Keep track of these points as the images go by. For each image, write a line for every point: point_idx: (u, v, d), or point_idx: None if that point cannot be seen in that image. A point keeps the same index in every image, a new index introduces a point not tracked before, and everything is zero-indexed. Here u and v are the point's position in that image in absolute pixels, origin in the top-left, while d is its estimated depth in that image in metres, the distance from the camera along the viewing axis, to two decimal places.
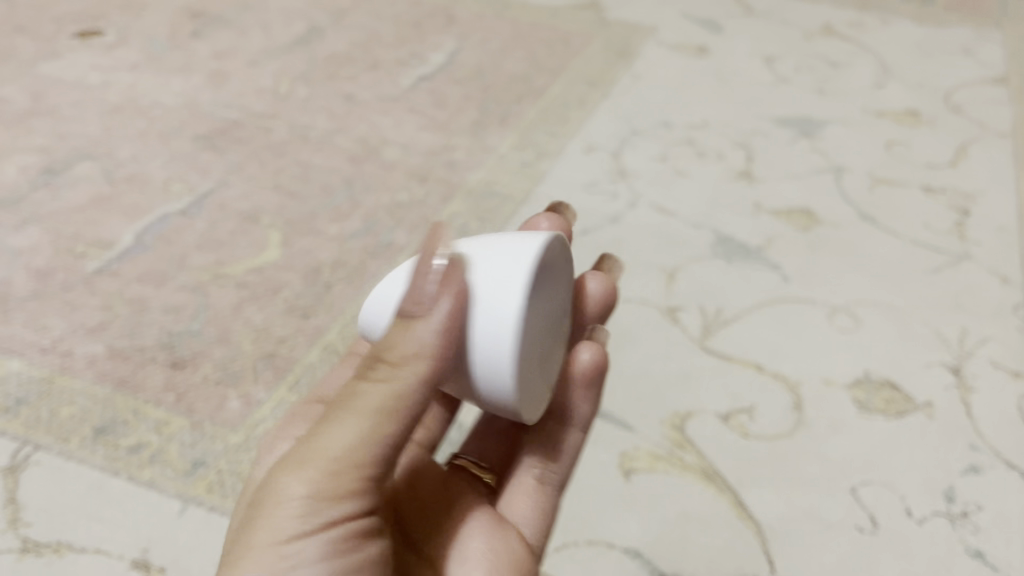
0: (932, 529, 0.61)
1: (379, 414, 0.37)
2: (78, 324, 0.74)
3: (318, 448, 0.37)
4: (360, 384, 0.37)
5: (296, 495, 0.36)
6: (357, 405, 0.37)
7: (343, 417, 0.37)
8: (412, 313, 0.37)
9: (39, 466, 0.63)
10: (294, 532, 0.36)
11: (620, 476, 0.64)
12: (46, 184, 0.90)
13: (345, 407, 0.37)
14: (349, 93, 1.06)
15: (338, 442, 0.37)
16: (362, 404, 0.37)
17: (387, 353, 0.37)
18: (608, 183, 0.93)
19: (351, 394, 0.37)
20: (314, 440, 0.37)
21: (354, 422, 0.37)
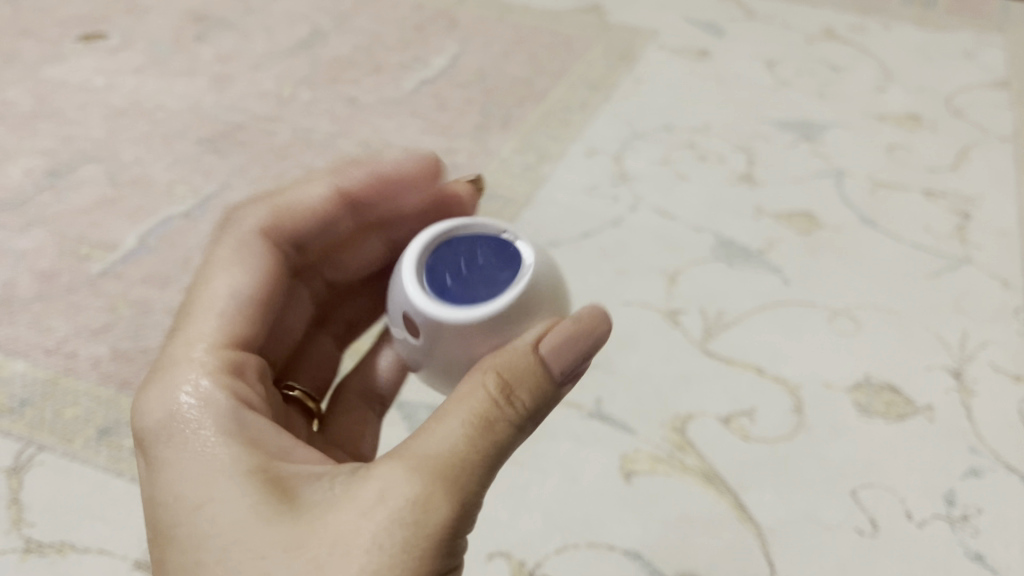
0: (932, 532, 0.61)
1: (497, 453, 0.39)
2: (82, 325, 0.74)
3: (448, 483, 0.37)
4: (490, 406, 0.39)
5: (423, 530, 0.36)
6: (486, 436, 0.39)
7: (473, 446, 0.38)
8: (543, 355, 0.42)
9: (44, 467, 0.64)
10: (410, 571, 0.36)
11: (621, 478, 0.64)
12: (51, 186, 0.91)
13: (476, 436, 0.39)
14: (351, 96, 1.07)
15: (467, 480, 0.38)
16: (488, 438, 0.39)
17: (520, 384, 0.40)
18: (609, 186, 0.93)
19: (485, 418, 0.39)
20: (431, 470, 0.38)
21: (482, 457, 0.38)
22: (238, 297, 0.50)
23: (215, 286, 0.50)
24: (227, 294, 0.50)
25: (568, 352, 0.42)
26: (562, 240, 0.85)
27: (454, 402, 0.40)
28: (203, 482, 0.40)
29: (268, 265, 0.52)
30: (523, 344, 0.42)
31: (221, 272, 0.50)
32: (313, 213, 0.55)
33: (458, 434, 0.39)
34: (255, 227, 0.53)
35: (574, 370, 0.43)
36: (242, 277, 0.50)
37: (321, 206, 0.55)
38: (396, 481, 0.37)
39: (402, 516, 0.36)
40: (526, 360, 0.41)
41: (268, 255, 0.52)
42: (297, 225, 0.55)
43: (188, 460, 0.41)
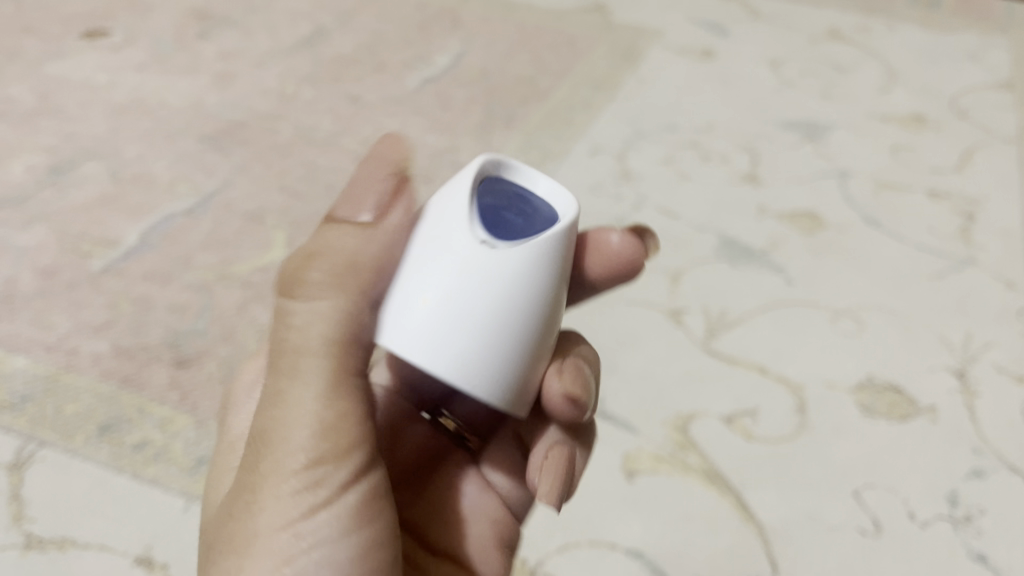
0: (934, 532, 0.61)
1: (334, 344, 0.40)
2: (83, 322, 0.74)
3: (298, 416, 0.40)
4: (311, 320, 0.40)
5: (294, 462, 0.40)
6: (315, 345, 0.40)
7: (300, 370, 0.40)
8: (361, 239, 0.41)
9: (44, 463, 0.64)
10: (294, 484, 0.40)
11: (622, 477, 0.64)
12: (53, 183, 0.91)
13: (296, 356, 0.40)
14: (354, 95, 1.06)
15: (312, 391, 0.40)
16: (318, 338, 0.40)
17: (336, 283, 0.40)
18: (613, 185, 0.93)
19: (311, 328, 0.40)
20: (285, 408, 0.40)
21: (320, 362, 0.40)
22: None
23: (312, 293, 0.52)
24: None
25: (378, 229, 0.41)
26: None
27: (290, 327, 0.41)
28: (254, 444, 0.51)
29: None
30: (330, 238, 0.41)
31: None
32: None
33: (292, 372, 0.41)
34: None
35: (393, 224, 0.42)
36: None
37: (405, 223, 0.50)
38: (266, 442, 0.41)
39: (279, 456, 0.40)
40: (327, 239, 0.41)
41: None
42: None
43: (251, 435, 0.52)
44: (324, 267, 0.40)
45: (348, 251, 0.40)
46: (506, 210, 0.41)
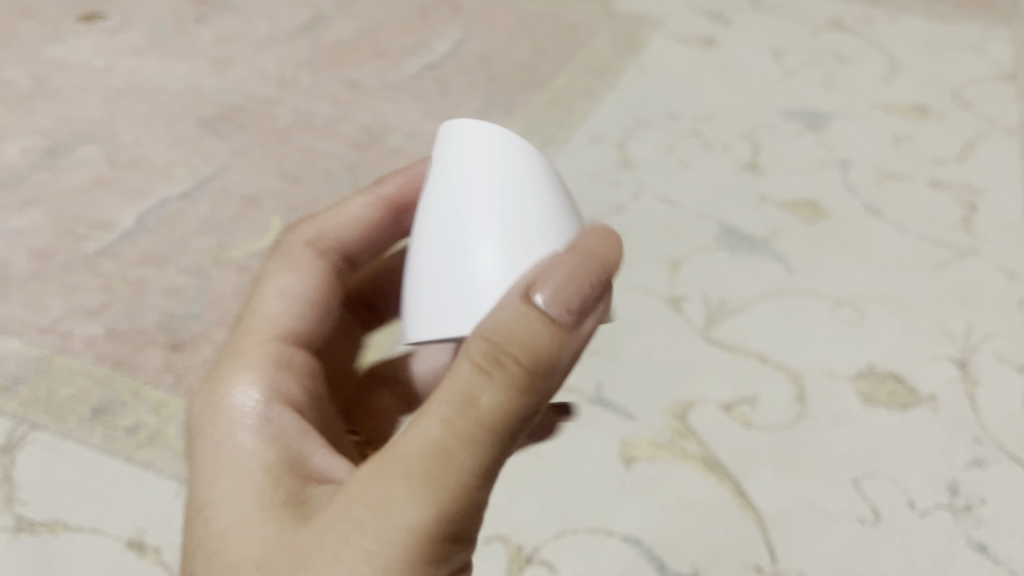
0: (934, 521, 0.61)
1: (493, 433, 0.33)
2: (78, 304, 0.74)
3: (426, 478, 0.32)
4: (476, 379, 0.33)
5: (398, 532, 0.32)
6: (482, 422, 0.33)
7: (448, 434, 0.33)
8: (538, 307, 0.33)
9: (37, 445, 0.63)
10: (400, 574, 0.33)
11: (620, 464, 0.64)
12: (49, 165, 0.90)
13: (455, 421, 0.33)
14: (353, 80, 1.05)
15: (457, 469, 0.33)
16: (487, 416, 0.33)
17: (513, 348, 0.32)
18: (612, 173, 0.92)
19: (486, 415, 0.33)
20: (404, 450, 0.33)
21: (479, 443, 0.33)
22: (286, 301, 0.48)
23: (272, 289, 0.49)
24: (280, 298, 0.48)
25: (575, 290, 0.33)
26: None
27: (442, 412, 0.33)
28: (216, 476, 0.39)
29: (323, 273, 0.50)
30: (513, 296, 0.33)
31: (276, 279, 0.49)
32: (354, 226, 0.52)
33: (434, 426, 0.33)
34: (303, 239, 0.51)
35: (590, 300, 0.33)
36: (292, 287, 0.49)
37: (363, 215, 0.52)
38: (366, 490, 0.33)
39: (386, 521, 0.32)
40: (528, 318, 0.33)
41: (318, 269, 0.50)
42: (343, 238, 0.52)
43: (238, 454, 0.40)
44: (521, 344, 0.32)
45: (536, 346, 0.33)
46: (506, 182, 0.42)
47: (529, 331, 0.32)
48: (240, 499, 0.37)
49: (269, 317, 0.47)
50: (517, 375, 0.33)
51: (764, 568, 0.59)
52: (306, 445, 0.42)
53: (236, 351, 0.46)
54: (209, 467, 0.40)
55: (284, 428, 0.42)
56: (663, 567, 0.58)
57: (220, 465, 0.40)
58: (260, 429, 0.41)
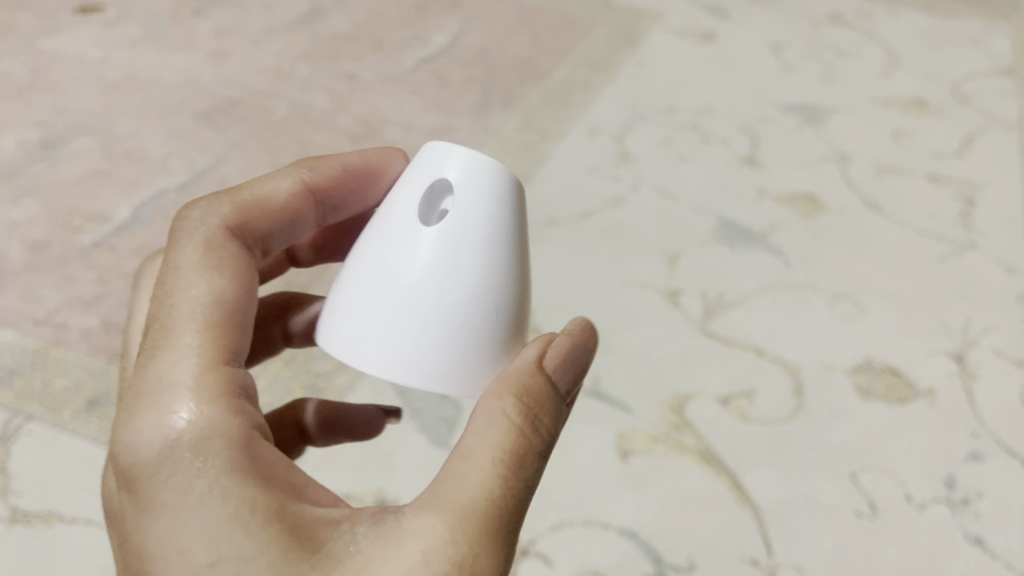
0: (932, 515, 0.61)
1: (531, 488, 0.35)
2: (73, 296, 0.73)
3: (492, 523, 0.33)
4: (519, 436, 0.35)
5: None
6: (527, 470, 0.35)
7: (503, 483, 0.34)
8: (547, 375, 0.38)
9: (31, 436, 0.63)
10: None
11: (617, 457, 0.63)
12: (44, 157, 0.90)
13: (509, 474, 0.34)
14: (351, 73, 1.05)
15: (510, 512, 0.34)
16: (529, 467, 0.35)
17: (542, 409, 0.36)
18: (610, 167, 0.92)
19: (526, 464, 0.35)
20: (456, 499, 0.33)
21: (524, 492, 0.34)
22: (221, 301, 0.38)
23: (195, 287, 0.38)
24: (210, 297, 0.38)
25: (569, 368, 0.39)
26: (561, 219, 0.84)
27: (494, 459, 0.34)
28: (198, 527, 0.32)
29: (245, 265, 0.41)
30: (527, 362, 0.38)
31: (201, 272, 0.39)
32: (280, 215, 0.46)
33: (489, 474, 0.34)
34: (222, 226, 0.42)
35: (576, 382, 0.40)
36: (224, 282, 0.39)
37: (289, 204, 0.46)
38: (431, 536, 0.32)
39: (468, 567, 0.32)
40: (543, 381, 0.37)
41: (244, 259, 0.41)
42: (264, 224, 0.45)
43: (230, 499, 0.33)
44: (543, 403, 0.37)
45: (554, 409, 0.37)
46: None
47: (551, 399, 0.37)
48: (260, 558, 0.31)
49: (195, 321, 0.37)
50: (548, 436, 0.36)
51: (760, 562, 0.58)
52: (297, 478, 0.36)
53: (166, 373, 0.36)
54: (200, 520, 0.32)
55: (272, 459, 0.35)
56: (660, 560, 0.58)
57: (211, 517, 0.32)
58: (253, 465, 0.34)
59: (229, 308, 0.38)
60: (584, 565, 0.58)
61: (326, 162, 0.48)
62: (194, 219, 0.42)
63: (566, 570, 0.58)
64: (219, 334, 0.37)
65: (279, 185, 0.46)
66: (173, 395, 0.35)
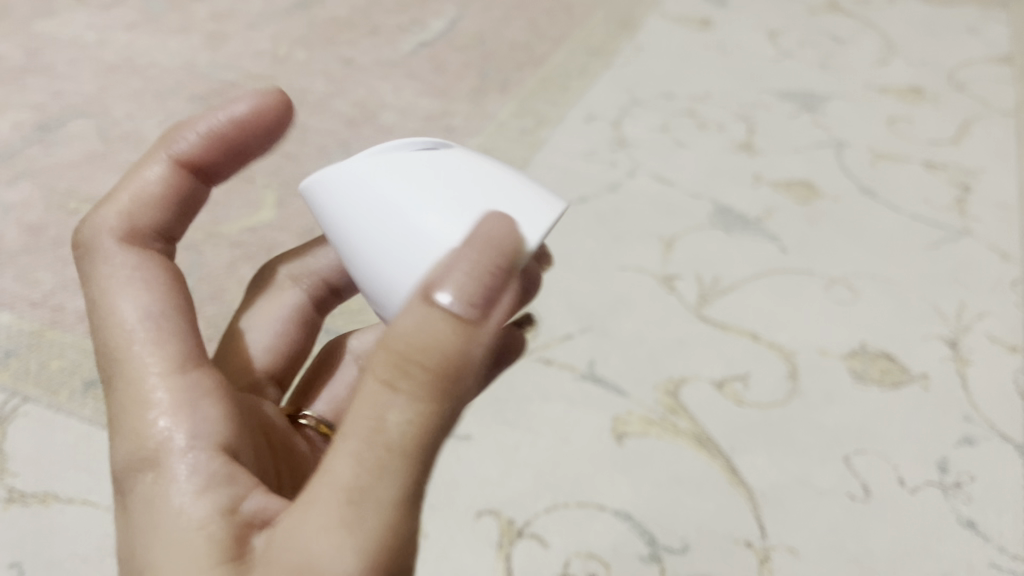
0: (923, 498, 0.61)
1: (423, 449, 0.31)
2: (69, 279, 0.73)
3: (351, 510, 0.30)
4: (386, 406, 0.30)
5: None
6: (395, 443, 0.30)
7: (365, 463, 0.30)
8: (433, 307, 0.30)
9: (27, 417, 0.63)
10: None
11: (611, 440, 0.64)
12: (40, 140, 0.89)
13: (371, 452, 0.30)
14: (347, 57, 1.05)
15: (377, 496, 0.30)
16: (400, 437, 0.30)
17: (416, 361, 0.30)
18: (607, 152, 0.92)
19: (391, 435, 0.30)
20: (321, 489, 0.31)
21: (396, 467, 0.30)
22: (153, 319, 0.38)
23: (123, 307, 0.38)
24: (141, 313, 0.38)
25: (471, 286, 0.30)
26: None
27: (356, 439, 0.31)
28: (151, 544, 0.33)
29: (159, 276, 0.40)
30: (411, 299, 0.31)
31: (128, 291, 0.39)
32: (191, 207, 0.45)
33: (349, 454, 0.31)
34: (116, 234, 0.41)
35: (490, 300, 0.31)
36: (156, 294, 0.39)
37: (167, 189, 0.43)
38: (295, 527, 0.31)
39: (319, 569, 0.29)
40: (422, 316, 0.30)
41: (164, 270, 0.41)
42: (153, 223, 0.43)
43: (169, 521, 0.33)
44: (418, 353, 0.30)
45: (445, 354, 0.30)
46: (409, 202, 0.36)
47: (430, 348, 0.30)
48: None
49: (149, 337, 0.38)
50: (430, 392, 0.30)
51: (753, 543, 0.59)
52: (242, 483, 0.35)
53: (127, 389, 0.37)
54: (140, 535, 0.33)
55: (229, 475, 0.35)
56: (654, 542, 0.59)
57: (150, 533, 0.33)
58: (191, 480, 0.34)
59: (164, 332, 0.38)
60: (579, 547, 0.58)
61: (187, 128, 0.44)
62: (104, 233, 0.41)
63: (561, 551, 0.58)
64: (167, 345, 0.38)
65: (147, 176, 0.43)
66: (137, 409, 0.36)
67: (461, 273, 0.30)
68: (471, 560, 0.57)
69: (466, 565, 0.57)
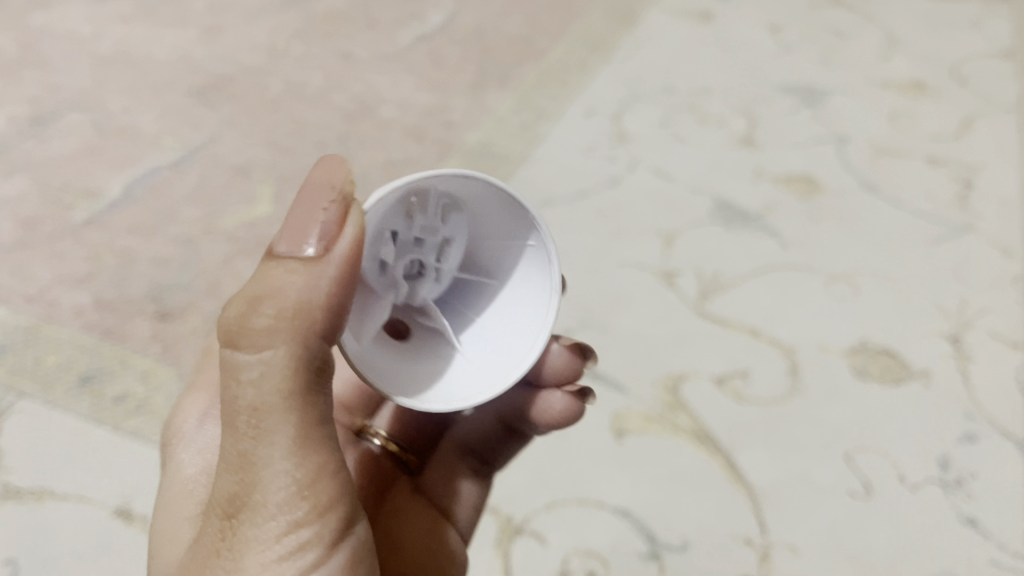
0: (924, 494, 0.61)
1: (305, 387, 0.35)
2: (66, 274, 0.73)
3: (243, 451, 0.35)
4: (239, 360, 0.35)
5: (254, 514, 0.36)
6: (272, 395, 0.35)
7: (239, 414, 0.35)
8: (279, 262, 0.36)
9: (22, 412, 0.62)
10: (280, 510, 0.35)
11: (611, 437, 0.63)
12: (35, 133, 0.89)
13: (240, 403, 0.35)
14: (346, 51, 1.04)
15: (272, 442, 0.35)
16: (274, 389, 0.35)
17: (260, 314, 0.35)
18: (607, 147, 0.91)
19: (252, 384, 0.35)
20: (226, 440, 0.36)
21: (281, 413, 0.35)
22: None
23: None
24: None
25: (304, 237, 0.36)
26: (557, 199, 0.84)
27: (229, 396, 0.36)
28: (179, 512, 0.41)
29: None
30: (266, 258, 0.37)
31: None
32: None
33: (228, 411, 0.36)
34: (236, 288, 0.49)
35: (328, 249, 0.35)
36: None
37: None
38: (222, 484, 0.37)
39: (250, 511, 0.36)
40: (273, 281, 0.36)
41: None
42: None
43: None
44: (274, 314, 0.35)
45: (291, 298, 0.35)
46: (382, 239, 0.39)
47: (265, 315, 0.35)
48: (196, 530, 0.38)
49: None
50: (276, 343, 0.35)
51: (753, 541, 0.58)
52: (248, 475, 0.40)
53: None
54: None
55: None
56: (653, 539, 0.58)
57: None
58: None
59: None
60: (578, 544, 0.58)
61: None
62: None
63: (559, 548, 0.58)
64: None
65: None
66: None
67: (302, 236, 0.36)
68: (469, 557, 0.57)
69: None
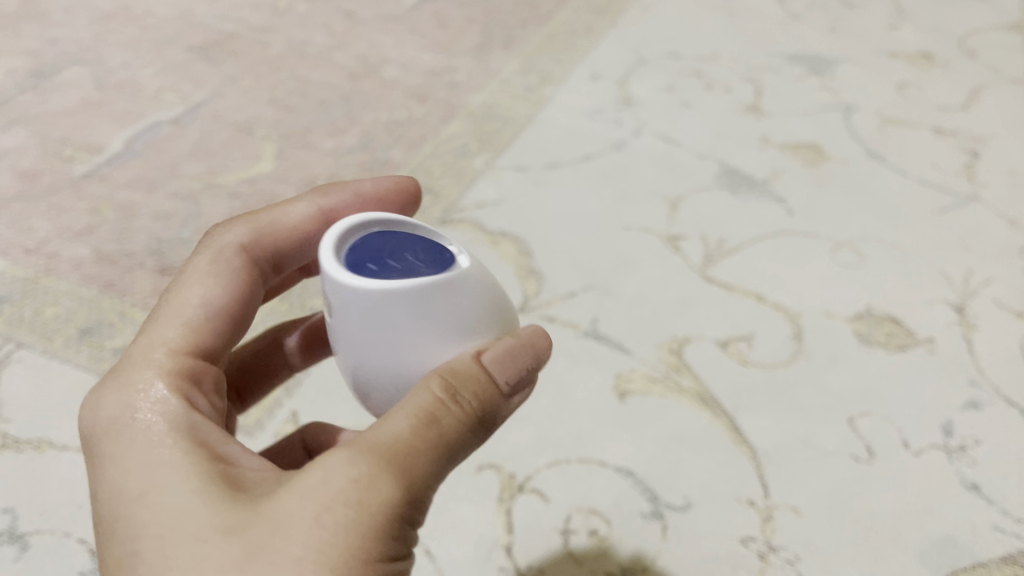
0: (928, 460, 0.61)
1: (458, 458, 0.34)
2: (65, 227, 0.72)
3: (391, 456, 0.32)
4: (438, 402, 0.34)
5: (374, 513, 0.31)
6: (447, 434, 0.33)
7: (414, 430, 0.33)
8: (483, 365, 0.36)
9: (21, 363, 0.62)
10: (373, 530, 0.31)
11: (614, 398, 0.63)
12: (34, 87, 0.87)
13: (423, 427, 0.33)
14: (349, 11, 1.02)
15: (422, 467, 0.32)
16: (451, 433, 0.34)
17: (474, 390, 0.35)
18: (613, 111, 0.90)
19: (432, 414, 0.33)
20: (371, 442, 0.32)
21: (440, 453, 0.33)
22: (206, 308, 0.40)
23: (185, 293, 0.40)
24: (199, 304, 0.40)
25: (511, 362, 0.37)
26: (561, 162, 0.83)
27: (409, 415, 0.33)
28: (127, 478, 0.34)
29: (236, 278, 0.42)
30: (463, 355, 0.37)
31: (186, 288, 0.40)
32: (295, 234, 0.45)
33: (401, 421, 0.33)
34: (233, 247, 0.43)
35: (524, 381, 0.38)
36: (211, 286, 0.41)
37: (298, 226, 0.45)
38: (337, 461, 0.31)
39: (358, 508, 0.31)
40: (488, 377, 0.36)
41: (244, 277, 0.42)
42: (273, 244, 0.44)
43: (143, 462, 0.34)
44: (487, 400, 0.36)
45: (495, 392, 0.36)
46: (412, 254, 0.38)
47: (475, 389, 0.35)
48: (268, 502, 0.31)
49: (183, 320, 0.39)
50: (469, 412, 0.35)
51: (756, 502, 0.58)
52: (233, 447, 0.35)
53: (140, 353, 0.38)
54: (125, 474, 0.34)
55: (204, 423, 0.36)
56: (656, 499, 0.58)
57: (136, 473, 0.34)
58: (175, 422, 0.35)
59: (206, 327, 0.40)
60: (580, 502, 0.58)
61: (338, 186, 0.46)
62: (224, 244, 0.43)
63: (561, 506, 0.57)
64: (200, 333, 0.40)
65: (288, 211, 0.45)
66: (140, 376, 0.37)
67: (507, 359, 0.37)
68: (471, 512, 0.57)
69: (466, 518, 0.56)
